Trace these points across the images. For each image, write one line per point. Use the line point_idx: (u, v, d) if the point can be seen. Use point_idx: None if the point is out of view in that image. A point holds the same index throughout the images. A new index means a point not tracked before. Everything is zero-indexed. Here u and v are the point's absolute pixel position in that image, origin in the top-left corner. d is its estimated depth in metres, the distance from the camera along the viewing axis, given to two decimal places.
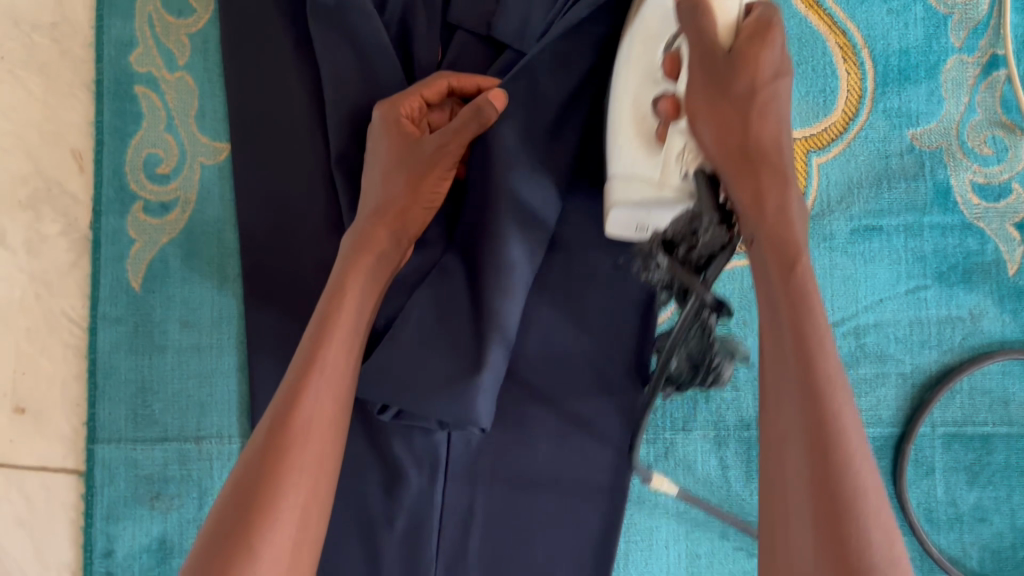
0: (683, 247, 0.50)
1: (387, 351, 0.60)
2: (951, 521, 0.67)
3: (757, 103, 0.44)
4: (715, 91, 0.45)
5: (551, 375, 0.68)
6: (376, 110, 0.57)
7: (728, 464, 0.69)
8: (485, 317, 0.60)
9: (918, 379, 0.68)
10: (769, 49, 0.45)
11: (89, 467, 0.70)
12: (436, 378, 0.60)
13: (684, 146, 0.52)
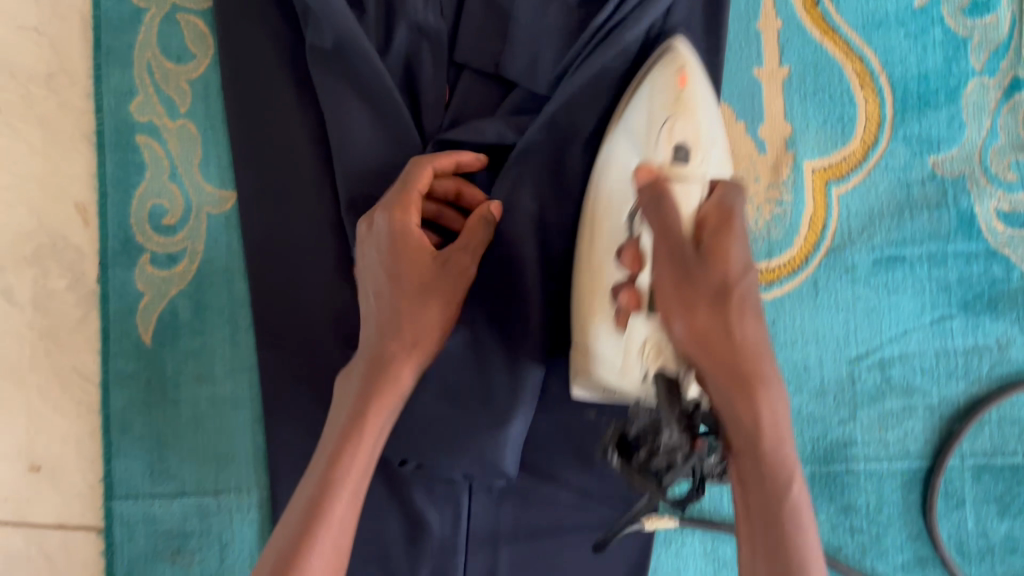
0: (643, 451, 0.46)
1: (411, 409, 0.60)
2: (982, 552, 0.66)
3: (733, 298, 0.45)
4: (682, 286, 0.45)
5: (567, 424, 0.66)
6: (388, 222, 0.53)
7: None
8: (520, 374, 0.60)
9: (946, 411, 0.67)
10: (736, 242, 0.46)
11: (108, 524, 0.70)
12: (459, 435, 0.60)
13: (647, 337, 0.53)
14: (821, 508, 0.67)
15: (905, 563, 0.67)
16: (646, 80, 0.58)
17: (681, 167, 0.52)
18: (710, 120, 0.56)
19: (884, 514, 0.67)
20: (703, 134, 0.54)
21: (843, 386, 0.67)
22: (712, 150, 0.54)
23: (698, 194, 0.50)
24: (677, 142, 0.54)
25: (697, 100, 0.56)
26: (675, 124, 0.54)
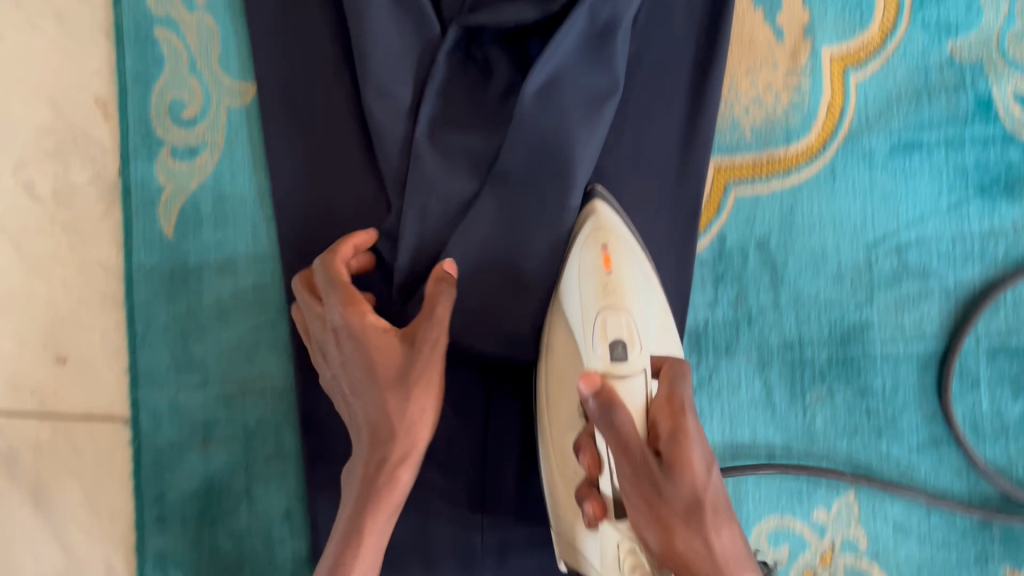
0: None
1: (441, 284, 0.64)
2: (996, 432, 0.68)
3: (706, 510, 0.48)
4: (655, 505, 0.49)
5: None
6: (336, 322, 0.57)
7: (772, 384, 0.68)
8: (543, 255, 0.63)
9: (962, 294, 0.67)
10: (693, 450, 0.49)
11: (135, 414, 0.71)
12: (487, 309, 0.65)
13: (621, 541, 0.53)
14: (838, 391, 0.68)
15: (920, 444, 0.68)
16: (576, 252, 0.57)
17: (621, 366, 0.52)
18: (643, 289, 0.56)
19: (900, 397, 0.68)
20: (633, 297, 0.54)
21: (860, 271, 0.68)
22: (643, 306, 0.55)
23: (637, 407, 0.52)
24: (612, 339, 0.53)
25: (627, 283, 0.55)
26: (608, 319, 0.53)
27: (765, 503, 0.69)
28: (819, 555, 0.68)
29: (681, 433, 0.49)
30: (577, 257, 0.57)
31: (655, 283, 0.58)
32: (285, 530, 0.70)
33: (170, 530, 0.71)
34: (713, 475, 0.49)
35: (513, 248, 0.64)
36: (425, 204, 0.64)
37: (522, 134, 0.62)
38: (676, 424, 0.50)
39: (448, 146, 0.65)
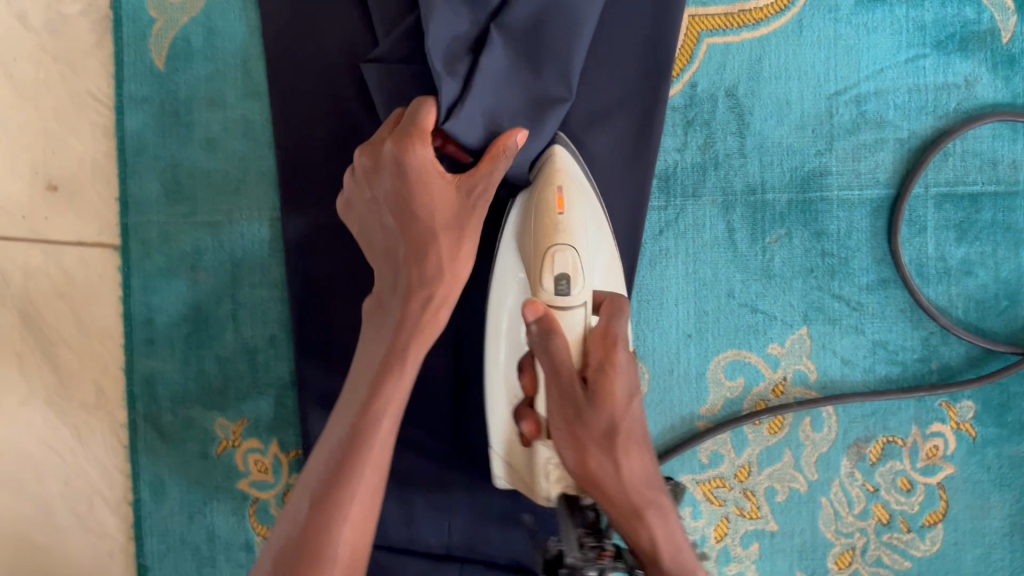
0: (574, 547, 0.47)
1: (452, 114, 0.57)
2: (940, 274, 0.72)
3: (621, 436, 0.52)
4: (577, 424, 0.52)
5: None
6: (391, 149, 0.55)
7: (735, 226, 0.73)
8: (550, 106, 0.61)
9: (913, 143, 0.72)
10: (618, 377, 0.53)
11: (125, 241, 0.73)
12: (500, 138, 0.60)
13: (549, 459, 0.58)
14: (796, 233, 0.73)
15: (869, 284, 0.73)
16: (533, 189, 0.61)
17: (564, 299, 0.56)
18: (589, 220, 0.61)
19: (853, 240, 0.73)
20: (580, 236, 0.58)
21: (821, 119, 0.72)
22: (591, 251, 0.59)
23: (575, 334, 0.55)
24: (559, 273, 0.57)
25: (574, 218, 0.59)
26: (556, 253, 0.57)
27: (723, 336, 0.73)
28: (772, 386, 0.73)
29: (609, 365, 0.53)
30: (530, 192, 0.61)
31: (601, 223, 0.62)
32: (269, 355, 0.74)
33: (158, 352, 0.74)
34: (632, 408, 0.53)
35: (525, 93, 0.60)
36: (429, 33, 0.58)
37: None
38: (607, 356, 0.53)
39: None
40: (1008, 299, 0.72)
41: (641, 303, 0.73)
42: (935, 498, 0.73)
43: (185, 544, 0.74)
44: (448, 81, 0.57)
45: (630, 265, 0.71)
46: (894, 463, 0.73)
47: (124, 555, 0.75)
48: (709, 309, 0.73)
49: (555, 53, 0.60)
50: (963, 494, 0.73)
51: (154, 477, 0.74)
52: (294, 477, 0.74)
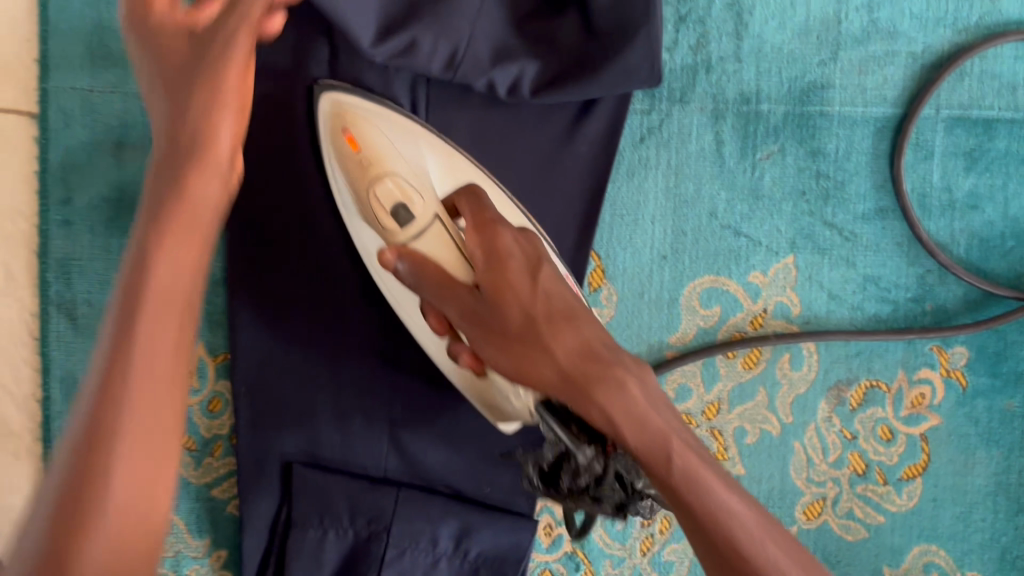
0: (568, 476, 0.46)
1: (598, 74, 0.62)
2: (943, 207, 0.66)
3: (541, 319, 0.46)
4: (495, 330, 0.48)
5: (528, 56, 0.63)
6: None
7: (724, 138, 0.66)
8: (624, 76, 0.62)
9: (928, 59, 0.65)
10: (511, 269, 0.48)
11: (44, 109, 0.66)
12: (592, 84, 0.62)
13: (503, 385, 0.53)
14: (790, 151, 0.66)
15: (866, 213, 0.66)
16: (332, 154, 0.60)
17: (412, 225, 0.55)
18: (401, 138, 0.59)
19: (852, 163, 0.66)
20: (387, 158, 0.57)
21: (828, 25, 0.65)
22: (411, 157, 0.58)
23: (449, 246, 0.53)
24: (392, 207, 0.55)
25: (378, 145, 0.58)
26: (379, 191, 0.56)
27: (700, 259, 0.67)
28: (750, 319, 0.67)
29: (496, 256, 0.49)
30: (334, 151, 0.60)
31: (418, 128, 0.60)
32: None
33: (76, 236, 0.66)
34: (542, 285, 0.48)
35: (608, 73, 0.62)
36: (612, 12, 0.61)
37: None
38: (486, 246, 0.50)
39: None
40: (1015, 240, 0.66)
41: (613, 218, 0.67)
42: (917, 451, 0.67)
43: None
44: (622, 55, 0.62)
45: (595, 178, 0.66)
46: (876, 410, 0.67)
47: (30, 457, 0.68)
48: (687, 229, 0.66)
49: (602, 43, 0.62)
50: (947, 448, 0.67)
51: (67, 373, 0.67)
52: (222, 384, 0.68)
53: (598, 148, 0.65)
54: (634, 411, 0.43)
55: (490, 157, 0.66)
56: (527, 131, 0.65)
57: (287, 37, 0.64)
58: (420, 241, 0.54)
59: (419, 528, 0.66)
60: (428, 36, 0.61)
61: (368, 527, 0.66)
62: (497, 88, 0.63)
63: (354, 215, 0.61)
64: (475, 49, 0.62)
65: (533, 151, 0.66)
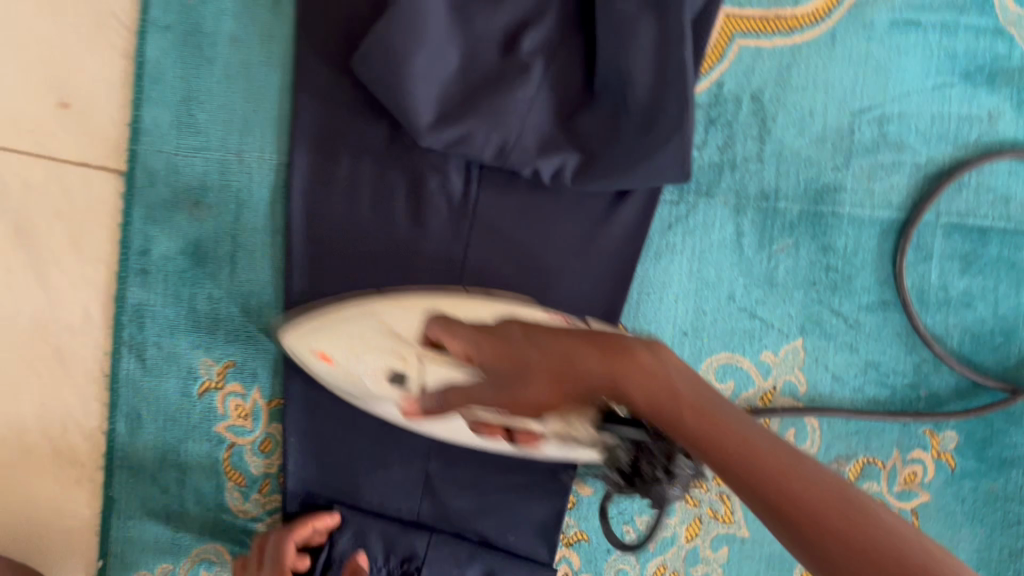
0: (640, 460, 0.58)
1: (630, 171, 0.68)
2: (939, 303, 0.73)
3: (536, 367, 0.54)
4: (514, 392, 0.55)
5: (570, 146, 0.70)
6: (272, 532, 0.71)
7: (745, 230, 0.73)
8: (654, 174, 0.68)
9: (930, 170, 0.72)
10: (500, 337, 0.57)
11: (131, 168, 0.73)
12: (624, 174, 0.68)
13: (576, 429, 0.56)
14: (803, 245, 0.73)
15: (869, 304, 0.73)
16: (323, 377, 0.65)
17: (412, 384, 0.59)
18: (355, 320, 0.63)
19: (858, 259, 0.73)
20: (360, 342, 0.61)
21: (842, 135, 0.72)
22: (372, 325, 0.62)
23: (450, 365, 0.58)
24: (388, 380, 0.60)
25: (337, 340, 0.63)
26: (371, 377, 0.61)
27: (718, 338, 0.73)
28: (761, 394, 0.73)
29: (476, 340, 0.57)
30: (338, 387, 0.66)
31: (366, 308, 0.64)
32: (263, 301, 0.73)
33: (151, 285, 0.73)
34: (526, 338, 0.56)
35: (639, 170, 0.68)
36: (649, 121, 0.68)
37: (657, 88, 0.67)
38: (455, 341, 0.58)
39: (628, 72, 0.68)
40: (1004, 336, 0.73)
41: (642, 296, 0.73)
42: (907, 524, 0.73)
43: (154, 481, 0.73)
44: (652, 159, 0.68)
45: (626, 260, 0.72)
46: (871, 484, 0.73)
47: (90, 485, 0.74)
48: (707, 309, 0.73)
49: (634, 145, 0.68)
50: (935, 523, 0.73)
51: (132, 408, 0.73)
52: (273, 426, 0.74)
53: (629, 233, 0.72)
54: (645, 365, 0.52)
55: (531, 235, 0.72)
56: (566, 213, 0.72)
57: (357, 116, 0.72)
58: (428, 381, 0.59)
59: (446, 571, 0.72)
60: (481, 130, 0.68)
61: (400, 565, 0.72)
62: (541, 175, 0.70)
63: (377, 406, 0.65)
64: (523, 142, 0.69)
65: (570, 231, 0.72)
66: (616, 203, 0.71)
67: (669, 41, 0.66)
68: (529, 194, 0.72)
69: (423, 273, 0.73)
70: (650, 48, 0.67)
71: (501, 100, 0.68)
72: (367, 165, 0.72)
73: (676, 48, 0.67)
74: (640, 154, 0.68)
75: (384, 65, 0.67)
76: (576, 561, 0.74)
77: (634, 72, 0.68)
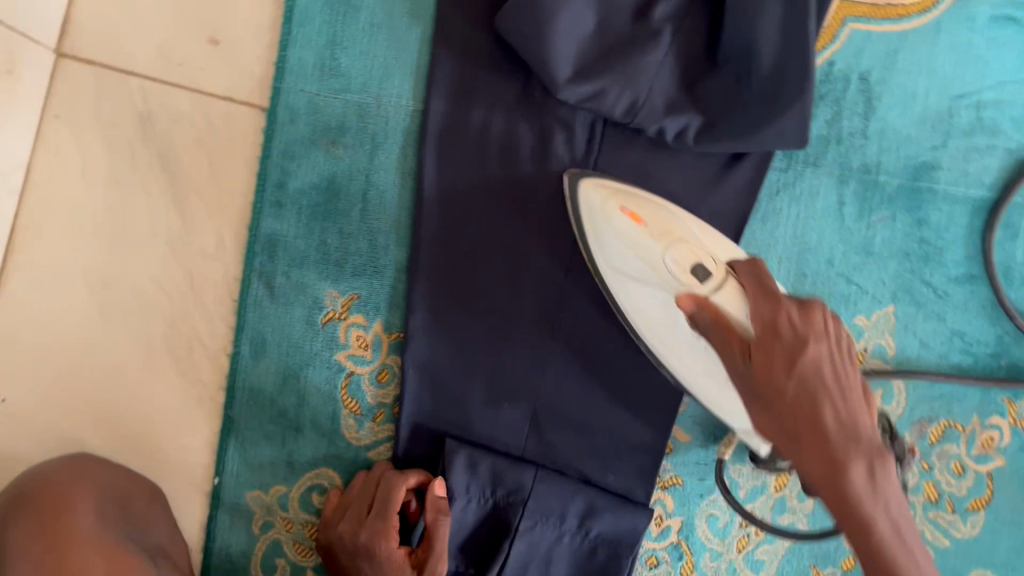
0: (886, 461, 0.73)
1: (749, 135, 0.73)
2: (1023, 280, 0.78)
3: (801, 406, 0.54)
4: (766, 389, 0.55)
5: (696, 110, 0.74)
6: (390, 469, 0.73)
7: (847, 199, 0.78)
8: (769, 139, 0.73)
9: (1021, 156, 0.78)
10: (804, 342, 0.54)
11: (274, 104, 0.76)
12: (741, 137, 0.73)
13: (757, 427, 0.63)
14: (900, 216, 0.78)
15: (958, 277, 0.78)
16: (602, 227, 0.66)
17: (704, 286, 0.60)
18: (668, 214, 0.65)
19: (950, 234, 0.78)
20: (673, 230, 0.63)
21: (941, 117, 0.78)
22: (681, 224, 0.64)
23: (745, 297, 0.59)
24: (686, 267, 0.61)
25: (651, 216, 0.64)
26: (671, 256, 0.62)
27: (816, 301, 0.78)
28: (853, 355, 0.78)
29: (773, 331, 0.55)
30: (604, 248, 0.67)
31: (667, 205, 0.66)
32: (389, 238, 0.77)
33: (285, 216, 0.76)
34: (816, 373, 0.54)
35: (756, 134, 0.73)
36: (768, 91, 0.72)
37: (777, 61, 0.72)
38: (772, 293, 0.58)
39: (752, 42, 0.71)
40: None
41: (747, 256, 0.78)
42: (983, 486, 0.78)
43: (273, 405, 0.77)
44: (768, 127, 0.72)
45: (735, 219, 0.77)
46: (951, 447, 0.78)
47: (212, 405, 0.77)
48: (807, 273, 0.78)
49: (752, 112, 0.73)
50: (1009, 487, 0.78)
51: (257, 333, 0.76)
52: (391, 358, 0.77)
53: (738, 194, 0.77)
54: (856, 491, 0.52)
55: (646, 191, 0.76)
56: (681, 173, 0.76)
57: (492, 68, 0.76)
58: (718, 296, 0.59)
59: (550, 505, 0.75)
60: (615, 87, 0.72)
61: (506, 497, 0.75)
62: (666, 134, 0.74)
63: (625, 284, 0.67)
64: (652, 102, 0.74)
65: (685, 188, 0.77)
66: (729, 166, 0.76)
67: (794, 18, 0.70)
68: (651, 152, 0.77)
69: (539, 220, 0.76)
70: (777, 22, 0.71)
71: (636, 60, 0.72)
72: (497, 115, 0.76)
73: (799, 25, 0.70)
74: (758, 120, 0.72)
75: (529, 19, 0.71)
76: (670, 505, 0.78)
77: (759, 43, 0.71)
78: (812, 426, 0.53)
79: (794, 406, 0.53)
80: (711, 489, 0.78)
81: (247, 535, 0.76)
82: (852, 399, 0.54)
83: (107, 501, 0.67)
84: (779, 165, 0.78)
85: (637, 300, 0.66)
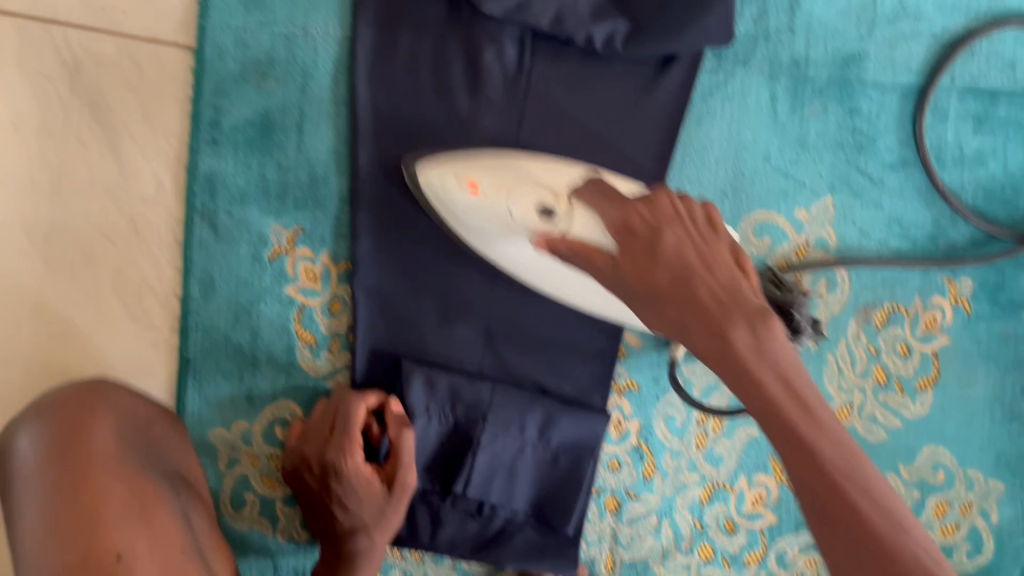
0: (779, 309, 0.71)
1: (677, 35, 0.73)
2: (956, 161, 0.80)
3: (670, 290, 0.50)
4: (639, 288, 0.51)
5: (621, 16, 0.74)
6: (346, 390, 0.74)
7: (779, 95, 0.79)
8: (699, 37, 0.73)
9: (946, 40, 0.79)
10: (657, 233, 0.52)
11: (200, 42, 0.76)
12: (670, 37, 0.73)
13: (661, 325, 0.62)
14: (832, 108, 0.79)
15: (892, 164, 0.79)
16: (453, 199, 0.66)
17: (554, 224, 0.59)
18: (499, 166, 0.63)
19: (881, 122, 0.79)
20: (507, 180, 0.62)
21: (865, 7, 0.79)
22: (519, 168, 0.62)
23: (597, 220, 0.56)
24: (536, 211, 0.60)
25: (485, 177, 0.63)
26: (516, 207, 0.61)
27: (755, 198, 0.79)
28: (794, 249, 0.79)
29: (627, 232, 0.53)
30: (465, 214, 0.67)
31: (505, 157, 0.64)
32: (329, 168, 0.78)
33: (222, 154, 0.76)
34: (676, 254, 0.50)
35: (685, 33, 0.73)
36: None
37: None
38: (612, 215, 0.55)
39: None
40: (1013, 189, 0.80)
41: (684, 159, 0.79)
42: (929, 365, 0.80)
43: (228, 342, 0.77)
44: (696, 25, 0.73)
45: (670, 123, 0.77)
46: (896, 329, 0.80)
47: (167, 349, 0.77)
48: (745, 171, 0.79)
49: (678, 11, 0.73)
50: (954, 363, 0.80)
51: (205, 273, 0.77)
52: (342, 288, 0.78)
53: (672, 99, 0.77)
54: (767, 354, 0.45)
55: (579, 101, 0.77)
56: (613, 82, 0.77)
57: None
58: (573, 230, 0.58)
59: (510, 417, 0.76)
60: None
61: (466, 414, 0.76)
62: (594, 42, 0.74)
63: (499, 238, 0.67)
64: (577, 10, 0.74)
65: (618, 96, 0.77)
66: (661, 70, 0.77)
67: None
68: (583, 64, 0.77)
69: (475, 139, 0.76)
70: None
71: None
72: (425, 37, 0.76)
73: None
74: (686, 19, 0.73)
75: None
76: (627, 409, 0.80)
77: None
78: (690, 303, 0.48)
79: (670, 290, 0.49)
80: (666, 390, 0.80)
81: (214, 473, 0.77)
82: (720, 268, 0.50)
83: (129, 419, 0.58)
84: (709, 67, 0.78)
85: (513, 248, 0.67)
